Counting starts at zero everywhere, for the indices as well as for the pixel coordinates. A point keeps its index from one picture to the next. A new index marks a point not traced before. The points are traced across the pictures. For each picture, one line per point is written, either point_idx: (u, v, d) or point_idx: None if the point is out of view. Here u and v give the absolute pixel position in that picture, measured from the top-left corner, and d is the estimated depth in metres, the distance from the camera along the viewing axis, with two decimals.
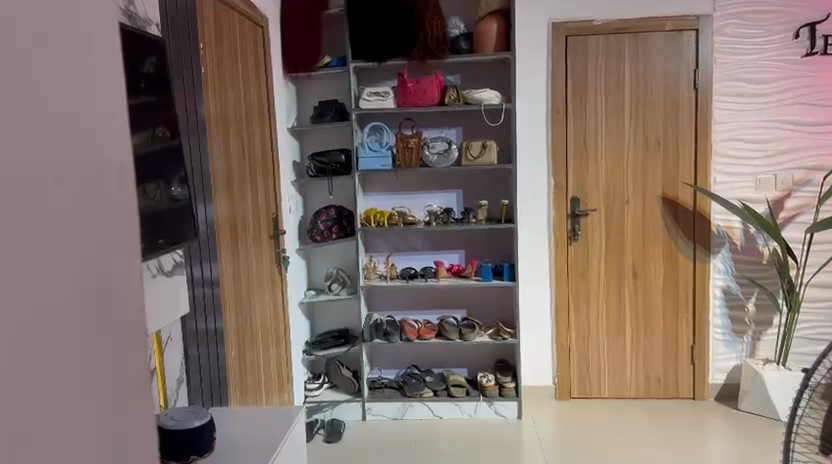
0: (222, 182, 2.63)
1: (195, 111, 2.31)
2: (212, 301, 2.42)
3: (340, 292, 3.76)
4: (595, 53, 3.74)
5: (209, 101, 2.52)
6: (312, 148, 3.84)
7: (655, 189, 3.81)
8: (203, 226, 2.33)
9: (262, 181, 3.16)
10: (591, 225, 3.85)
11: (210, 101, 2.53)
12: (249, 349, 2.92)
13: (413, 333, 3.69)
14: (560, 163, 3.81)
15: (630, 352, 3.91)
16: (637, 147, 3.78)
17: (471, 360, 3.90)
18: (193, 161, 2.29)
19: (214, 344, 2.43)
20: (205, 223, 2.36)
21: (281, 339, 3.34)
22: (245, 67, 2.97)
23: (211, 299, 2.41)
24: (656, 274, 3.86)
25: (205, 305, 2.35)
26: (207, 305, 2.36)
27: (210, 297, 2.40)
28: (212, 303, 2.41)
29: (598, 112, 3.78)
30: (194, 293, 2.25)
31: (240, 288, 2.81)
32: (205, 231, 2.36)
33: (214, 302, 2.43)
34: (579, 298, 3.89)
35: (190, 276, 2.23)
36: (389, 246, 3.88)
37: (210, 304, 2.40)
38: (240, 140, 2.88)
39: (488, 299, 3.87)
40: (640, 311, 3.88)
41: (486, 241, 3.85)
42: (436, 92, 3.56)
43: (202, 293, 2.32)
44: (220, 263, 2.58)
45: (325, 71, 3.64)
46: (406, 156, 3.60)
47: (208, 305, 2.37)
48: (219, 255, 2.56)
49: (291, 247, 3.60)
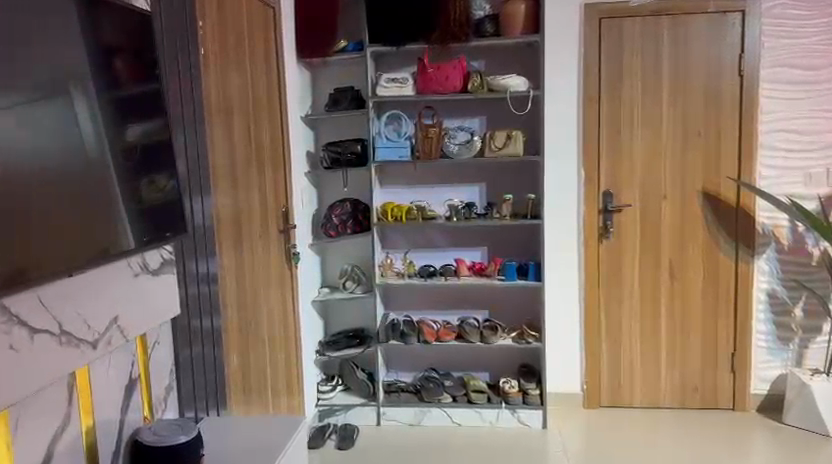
0: (224, 176, 2.43)
1: (193, 99, 2.13)
2: (210, 301, 2.23)
3: (354, 290, 3.58)
4: (632, 39, 3.47)
5: (209, 87, 2.32)
6: (328, 138, 3.64)
7: (695, 184, 3.53)
8: (193, 225, 2.11)
9: (270, 171, 2.96)
10: (626, 221, 3.58)
11: (211, 87, 2.33)
12: (254, 349, 2.73)
13: (431, 334, 3.47)
14: (591, 155, 3.55)
15: (665, 358, 3.64)
16: (676, 139, 3.51)
17: (494, 365, 3.66)
18: (187, 154, 2.09)
19: (209, 344, 2.22)
20: (199, 216, 2.16)
21: (290, 339, 3.15)
22: (253, 52, 2.79)
23: (213, 293, 2.25)
24: (695, 275, 3.59)
25: (203, 304, 2.17)
26: (204, 303, 2.18)
27: (210, 294, 2.22)
28: (214, 299, 2.26)
29: (635, 102, 3.51)
30: (188, 291, 2.07)
31: (241, 285, 2.60)
32: (199, 225, 2.16)
33: (213, 301, 2.24)
34: (611, 299, 3.63)
35: (182, 275, 2.04)
36: (407, 242, 3.66)
37: (210, 302, 2.22)
38: (247, 129, 2.69)
39: (513, 299, 3.62)
40: (677, 316, 3.61)
41: (511, 238, 3.60)
42: (458, 78, 3.33)
43: (199, 292, 2.14)
44: (219, 263, 2.37)
45: (340, 56, 3.42)
46: (426, 146, 3.39)
47: (205, 304, 2.18)
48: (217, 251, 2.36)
49: (303, 242, 3.41)
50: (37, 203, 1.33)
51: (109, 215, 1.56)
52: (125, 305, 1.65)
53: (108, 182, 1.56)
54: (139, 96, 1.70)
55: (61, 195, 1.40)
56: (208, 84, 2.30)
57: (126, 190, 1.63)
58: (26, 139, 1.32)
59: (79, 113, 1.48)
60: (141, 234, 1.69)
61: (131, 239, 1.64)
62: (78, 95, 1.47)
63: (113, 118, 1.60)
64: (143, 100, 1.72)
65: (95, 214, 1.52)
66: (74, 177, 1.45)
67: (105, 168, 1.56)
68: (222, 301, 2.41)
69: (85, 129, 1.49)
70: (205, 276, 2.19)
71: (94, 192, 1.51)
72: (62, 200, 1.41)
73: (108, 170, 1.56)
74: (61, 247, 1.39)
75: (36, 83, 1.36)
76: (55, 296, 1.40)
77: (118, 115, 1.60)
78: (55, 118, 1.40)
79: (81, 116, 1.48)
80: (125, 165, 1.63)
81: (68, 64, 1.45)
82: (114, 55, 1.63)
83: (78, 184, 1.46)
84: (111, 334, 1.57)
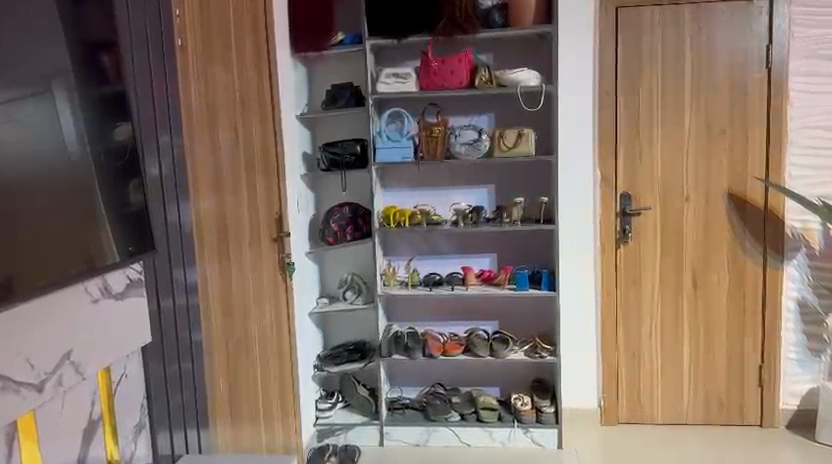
0: (205, 183, 2.20)
1: (167, 98, 1.92)
2: (189, 322, 2.00)
3: (355, 300, 3.35)
4: (651, 30, 3.22)
5: (187, 85, 2.09)
6: (326, 139, 3.42)
7: (719, 184, 3.29)
8: (166, 238, 1.87)
9: (261, 174, 2.73)
10: (645, 225, 3.34)
11: (190, 85, 2.11)
12: (243, 368, 2.49)
13: (437, 348, 3.24)
14: (608, 153, 3.30)
15: (688, 372, 3.40)
16: (698, 137, 3.26)
17: (505, 379, 3.42)
18: (163, 157, 1.88)
19: (186, 361, 2.00)
20: (175, 228, 1.93)
21: (285, 354, 2.93)
22: (241, 47, 2.56)
23: (192, 311, 2.03)
24: (718, 282, 3.34)
25: (182, 324, 1.96)
26: (182, 326, 1.96)
27: (189, 312, 2.01)
28: (194, 317, 2.04)
29: (655, 98, 3.26)
30: (162, 306, 1.83)
31: (227, 300, 2.37)
32: (174, 235, 1.93)
33: (191, 320, 2.01)
34: (630, 308, 3.39)
35: (156, 295, 1.81)
36: (410, 248, 3.43)
37: (190, 324, 2.01)
38: (233, 129, 2.46)
39: (524, 310, 3.38)
40: (701, 325, 3.37)
41: (522, 244, 3.36)
42: (464, 72, 3.10)
43: (174, 308, 1.91)
44: (200, 280, 2.13)
45: (338, 49, 3.19)
46: (430, 146, 3.16)
47: (183, 326, 1.96)
48: (198, 265, 2.13)
49: (299, 250, 3.18)
50: (21, 208, 1.26)
51: (96, 225, 1.47)
52: (82, 339, 1.45)
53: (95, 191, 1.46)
54: (122, 95, 1.59)
55: (48, 201, 1.33)
56: (186, 81, 2.08)
57: (109, 195, 1.52)
58: (26, 140, 1.28)
59: (62, 114, 1.39)
60: (126, 242, 1.58)
61: (116, 249, 1.54)
62: (59, 93, 1.37)
63: (94, 120, 1.48)
64: (122, 101, 1.58)
65: (84, 222, 1.43)
66: (59, 185, 1.37)
67: (91, 175, 1.46)
68: (205, 320, 2.18)
69: (69, 132, 1.40)
70: (183, 291, 1.97)
71: (81, 201, 1.42)
72: (51, 206, 1.34)
73: (95, 178, 1.47)
74: (45, 257, 1.31)
75: (24, 79, 1.28)
76: (32, 312, 1.31)
77: (96, 120, 1.48)
78: (43, 117, 1.33)
79: (65, 118, 1.39)
80: (110, 168, 1.53)
81: (19, 56, 1.28)
82: (85, 51, 1.47)
83: (65, 190, 1.38)
84: (62, 372, 1.37)
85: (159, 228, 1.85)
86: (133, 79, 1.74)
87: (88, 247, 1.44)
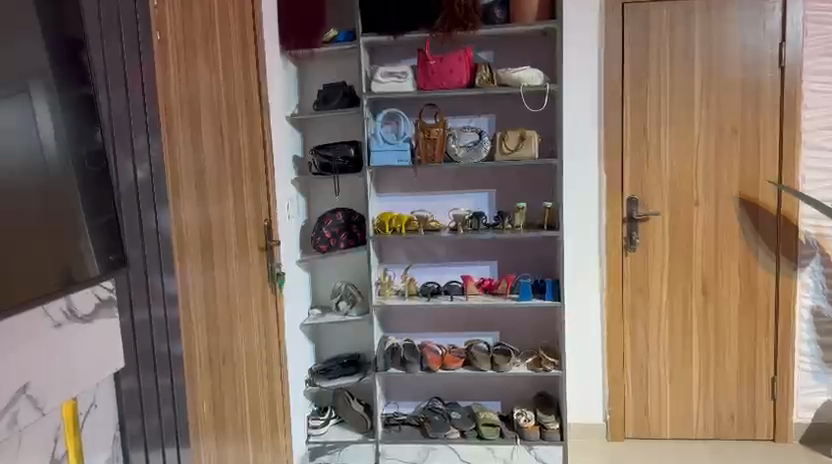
0: (186, 190, 2.03)
1: (142, 97, 1.73)
2: (167, 333, 1.78)
3: (348, 312, 3.17)
4: (659, 27, 3.07)
5: (165, 85, 1.92)
6: (318, 141, 3.25)
7: (730, 188, 3.14)
8: (143, 253, 1.69)
9: (249, 179, 2.56)
10: (653, 231, 3.19)
11: (169, 84, 1.94)
12: (228, 386, 2.32)
13: (436, 361, 3.06)
14: (614, 156, 3.15)
15: (697, 384, 3.25)
16: (708, 139, 3.12)
17: (506, 394, 3.26)
18: (139, 163, 1.69)
19: (166, 374, 1.77)
20: (156, 236, 1.75)
21: (274, 369, 2.76)
22: (226, 44, 2.40)
23: (173, 324, 1.81)
24: (729, 291, 3.19)
25: (161, 337, 1.74)
26: (160, 338, 1.74)
27: (173, 324, 1.81)
28: (173, 330, 1.81)
29: (664, 98, 3.11)
30: (135, 318, 1.62)
31: (210, 316, 2.19)
32: (159, 241, 1.76)
33: (170, 333, 1.79)
34: (637, 319, 3.23)
35: (130, 307, 1.60)
36: (407, 256, 3.27)
37: (169, 338, 1.78)
38: (218, 132, 2.29)
39: (527, 320, 3.22)
40: (711, 336, 3.22)
41: (524, 251, 3.20)
42: (464, 71, 2.94)
43: (150, 320, 1.70)
44: (179, 294, 1.96)
45: (329, 47, 3.03)
46: (428, 149, 2.99)
47: (160, 336, 1.74)
48: (178, 277, 1.96)
49: (289, 259, 3.00)
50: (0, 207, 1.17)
51: (73, 236, 1.36)
52: (42, 370, 1.27)
53: (70, 199, 1.35)
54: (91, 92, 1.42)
55: (21, 212, 1.22)
56: (164, 80, 1.91)
57: (89, 201, 1.42)
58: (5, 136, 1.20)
59: (39, 117, 1.29)
60: (106, 251, 1.47)
61: (95, 261, 1.43)
62: (38, 94, 1.28)
63: (72, 123, 1.38)
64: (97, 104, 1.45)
65: (57, 233, 1.32)
66: (29, 195, 1.25)
67: (67, 181, 1.35)
68: (185, 336, 2.01)
69: (47, 135, 1.31)
70: (159, 298, 1.75)
71: (54, 210, 1.31)
72: (23, 218, 1.22)
73: (70, 183, 1.36)
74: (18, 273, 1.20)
75: None
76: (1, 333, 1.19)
77: (76, 121, 1.39)
78: (15, 122, 1.23)
79: (42, 121, 1.30)
80: (90, 170, 1.43)
81: None
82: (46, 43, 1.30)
83: (36, 201, 1.27)
84: (17, 408, 1.21)
85: (136, 242, 1.66)
86: (106, 77, 1.57)
87: (65, 261, 1.33)
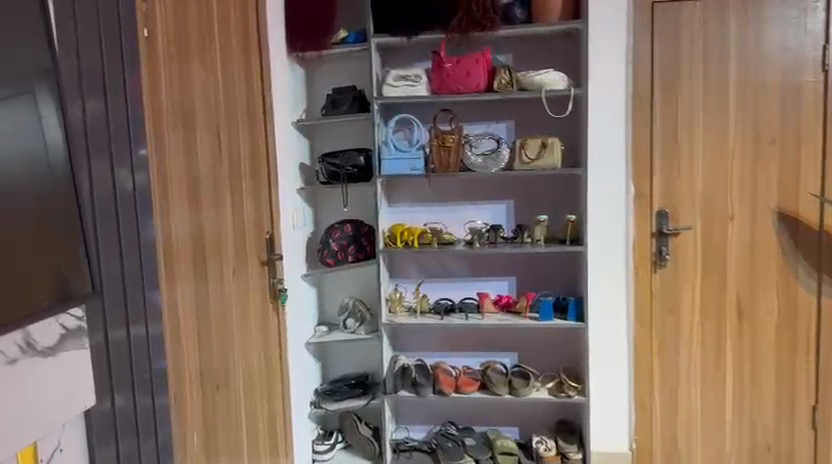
0: (177, 198, 1.86)
1: (125, 100, 1.53)
2: (148, 352, 1.57)
3: (357, 330, 2.98)
4: (691, 28, 2.86)
5: (154, 86, 1.75)
6: (326, 148, 3.08)
7: (768, 201, 2.91)
8: (121, 264, 1.49)
9: (249, 187, 2.39)
10: (684, 246, 2.97)
11: (158, 85, 1.77)
12: (221, 410, 2.14)
13: (449, 385, 2.87)
14: (642, 166, 2.94)
15: (731, 412, 3.02)
16: (745, 148, 2.90)
17: (525, 419, 3.05)
18: (117, 164, 1.50)
19: (147, 398, 1.58)
20: (139, 248, 1.55)
21: (276, 391, 2.58)
22: (225, 43, 2.23)
23: (155, 342, 1.60)
24: (766, 310, 2.96)
25: (140, 358, 1.55)
26: (140, 365, 1.54)
27: (156, 342, 1.61)
28: (155, 349, 1.60)
29: (696, 104, 2.90)
30: (110, 337, 1.44)
31: (202, 333, 2.02)
32: (149, 252, 1.60)
33: (151, 352, 1.58)
34: (666, 340, 3.01)
35: (103, 327, 1.42)
36: (420, 271, 3.08)
37: (151, 357, 1.58)
38: (214, 137, 2.11)
39: (548, 341, 3.02)
40: (747, 358, 2.99)
41: (545, 267, 3.00)
42: (482, 74, 2.74)
43: (129, 339, 1.50)
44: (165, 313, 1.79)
45: (341, 49, 2.86)
46: (442, 157, 2.80)
47: (140, 357, 1.54)
48: (164, 293, 1.78)
49: (294, 274, 2.82)
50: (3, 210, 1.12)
51: (70, 240, 1.28)
52: None
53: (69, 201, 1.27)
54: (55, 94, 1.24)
55: (12, 219, 1.14)
56: (152, 81, 1.74)
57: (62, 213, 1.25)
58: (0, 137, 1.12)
59: (46, 120, 1.24)
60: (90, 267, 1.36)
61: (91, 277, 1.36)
62: (43, 97, 1.23)
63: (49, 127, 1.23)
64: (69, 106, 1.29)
65: (58, 237, 1.25)
66: (27, 197, 1.18)
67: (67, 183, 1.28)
68: (173, 355, 1.84)
69: (53, 137, 1.26)
70: (140, 311, 1.56)
71: (51, 212, 1.23)
72: (15, 223, 1.14)
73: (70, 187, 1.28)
74: (10, 280, 1.13)
75: None
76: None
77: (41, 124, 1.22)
78: (9, 125, 1.14)
79: (48, 123, 1.24)
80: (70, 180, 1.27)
81: None
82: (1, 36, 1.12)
83: (34, 204, 1.19)
84: None
85: (112, 256, 1.46)
86: (80, 76, 1.39)
87: (59, 266, 1.25)
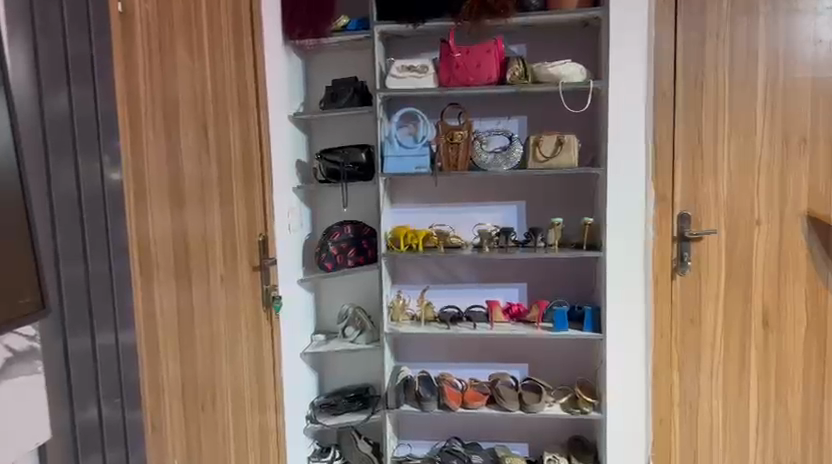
0: (157, 199, 1.67)
1: (93, 88, 1.31)
2: (118, 367, 1.36)
3: (356, 340, 2.78)
4: (718, 18, 2.67)
5: (131, 83, 1.56)
6: (326, 145, 2.88)
7: (799, 204, 2.70)
8: (85, 271, 1.27)
9: (240, 185, 2.20)
10: (707, 253, 2.76)
11: (136, 82, 1.58)
12: (205, 429, 1.94)
13: (455, 398, 2.67)
14: (664, 166, 2.73)
15: (755, 432, 2.81)
16: (773, 148, 2.69)
17: (535, 436, 2.86)
18: (83, 157, 1.27)
19: (118, 420, 1.36)
20: (108, 253, 1.34)
21: (268, 405, 2.39)
22: (213, 34, 2.04)
23: (126, 353, 1.39)
24: (795, 322, 2.75)
25: (110, 369, 1.34)
26: (108, 381, 1.33)
27: (127, 352, 1.39)
28: (126, 361, 1.38)
29: (721, 99, 2.70)
30: (69, 347, 1.22)
31: (185, 342, 1.82)
32: (122, 256, 1.38)
33: (122, 363, 1.37)
34: (687, 353, 2.81)
35: (61, 333, 1.21)
36: (424, 276, 2.89)
37: (122, 368, 1.37)
38: (198, 130, 1.91)
39: (562, 353, 2.82)
40: (773, 374, 2.78)
41: (559, 274, 2.81)
42: (493, 66, 2.54)
43: (94, 351, 1.28)
44: (140, 324, 1.58)
45: (340, 37, 2.64)
46: (450, 154, 2.61)
47: (108, 371, 1.33)
48: (139, 302, 1.58)
49: (289, 279, 2.62)
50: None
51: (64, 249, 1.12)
52: None
53: None
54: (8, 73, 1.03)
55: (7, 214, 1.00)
56: (131, 79, 1.55)
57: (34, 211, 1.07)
58: None
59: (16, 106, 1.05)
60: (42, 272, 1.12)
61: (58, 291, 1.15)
62: None
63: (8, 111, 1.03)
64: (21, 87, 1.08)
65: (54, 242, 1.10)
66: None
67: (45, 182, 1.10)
68: (150, 369, 1.64)
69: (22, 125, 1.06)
70: (109, 315, 1.34)
71: None
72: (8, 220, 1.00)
73: None
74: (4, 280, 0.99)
75: None
76: None
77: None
78: None
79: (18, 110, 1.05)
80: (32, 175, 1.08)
81: None
82: None
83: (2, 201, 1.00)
84: None
85: (75, 264, 1.24)
86: (47, 66, 1.19)
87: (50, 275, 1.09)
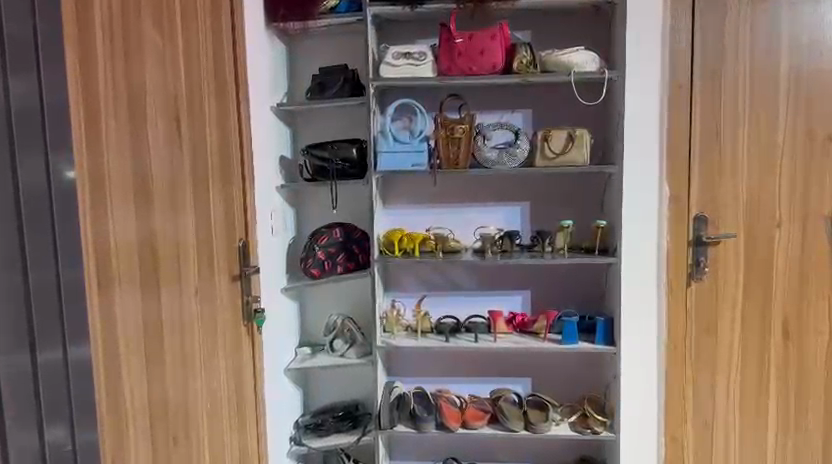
0: (119, 198, 1.41)
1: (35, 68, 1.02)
2: (68, 388, 1.07)
3: (345, 353, 2.54)
4: (738, 4, 2.46)
5: (88, 67, 1.30)
6: (312, 140, 2.62)
7: (823, 204, 2.51)
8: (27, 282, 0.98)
9: (216, 181, 1.94)
10: (724, 257, 2.57)
11: (94, 65, 1.32)
12: (176, 459, 1.68)
13: (454, 417, 2.44)
14: (679, 164, 2.53)
15: (773, 448, 2.63)
16: (796, 145, 2.49)
17: (538, 455, 2.65)
18: (26, 144, 0.99)
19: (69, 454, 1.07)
20: (57, 255, 1.06)
21: (248, 428, 2.14)
22: (186, 11, 1.78)
23: (78, 371, 1.10)
24: (817, 330, 2.57)
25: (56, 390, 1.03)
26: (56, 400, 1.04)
27: (78, 369, 1.10)
28: (78, 380, 1.10)
29: (741, 92, 2.49)
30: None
31: (152, 354, 1.56)
32: (73, 261, 1.11)
33: (72, 382, 1.08)
34: (702, 365, 2.61)
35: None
36: (419, 283, 2.65)
37: (73, 389, 1.08)
38: (168, 117, 1.65)
39: (568, 366, 2.62)
40: (793, 385, 2.60)
41: (565, 280, 2.59)
42: (497, 53, 2.31)
43: (36, 372, 0.99)
44: (98, 334, 1.32)
45: (328, 20, 2.39)
46: (450, 151, 2.37)
47: (58, 390, 1.04)
48: (94, 316, 1.31)
49: (272, 289, 2.37)
50: None
51: None
52: None
53: None
54: None
55: None
56: (86, 62, 1.29)
57: None
58: None
59: None
60: None
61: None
62: None
63: None
64: None
65: None
66: None
67: None
68: (109, 387, 1.37)
69: None
70: (55, 325, 1.05)
71: None
72: None
73: None
74: None
75: None
76: None
77: None
78: None
79: None
80: None
81: None
82: None
83: None
84: None
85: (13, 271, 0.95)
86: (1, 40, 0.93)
87: None
